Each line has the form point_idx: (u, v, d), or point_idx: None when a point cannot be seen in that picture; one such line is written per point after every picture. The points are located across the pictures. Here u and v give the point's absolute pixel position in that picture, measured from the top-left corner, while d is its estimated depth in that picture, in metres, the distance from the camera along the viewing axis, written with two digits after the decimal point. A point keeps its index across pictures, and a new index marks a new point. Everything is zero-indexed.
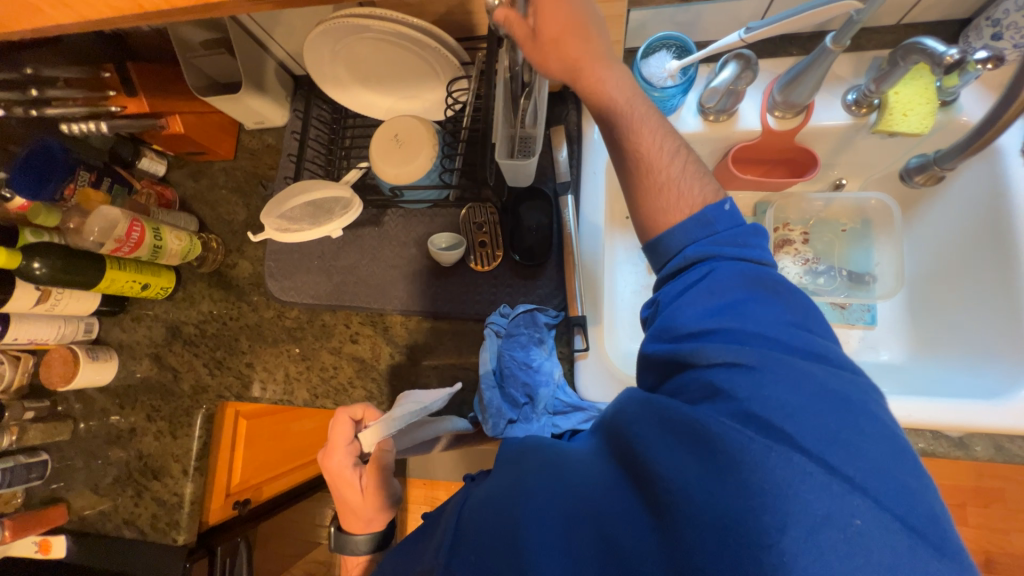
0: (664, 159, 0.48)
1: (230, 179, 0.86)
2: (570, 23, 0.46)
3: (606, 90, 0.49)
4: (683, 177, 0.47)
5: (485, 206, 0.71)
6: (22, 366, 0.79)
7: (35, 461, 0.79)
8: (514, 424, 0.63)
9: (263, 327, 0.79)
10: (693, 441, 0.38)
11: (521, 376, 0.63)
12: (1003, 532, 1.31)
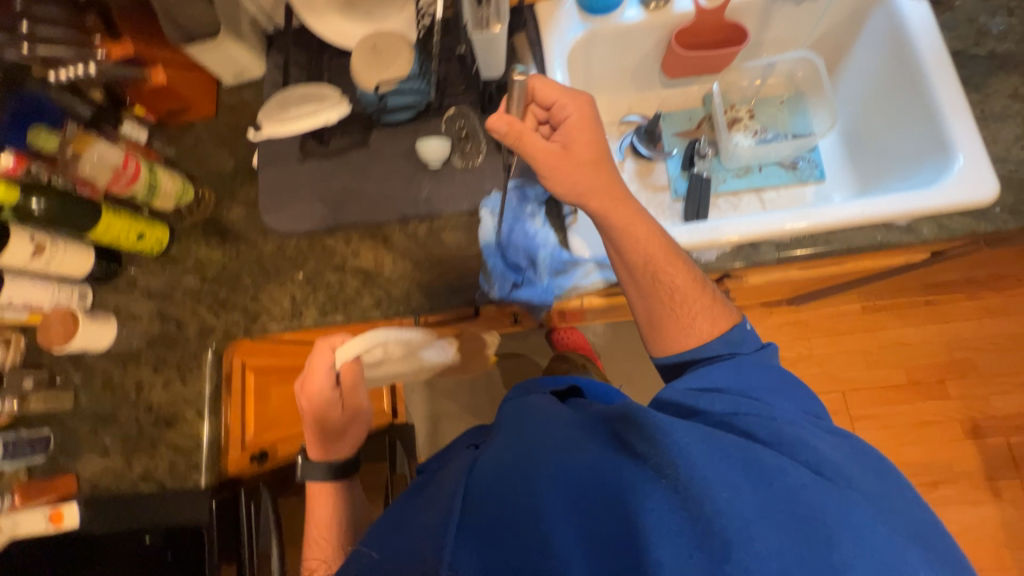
0: (697, 289, 0.63)
1: (213, 135, 0.89)
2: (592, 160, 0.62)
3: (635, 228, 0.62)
4: (709, 305, 0.63)
5: (466, 111, 0.79)
6: (13, 346, 0.78)
7: (38, 436, 0.77)
8: (520, 288, 0.68)
9: (264, 261, 0.81)
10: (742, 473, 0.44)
11: (519, 242, 0.68)
12: (982, 399, 1.42)
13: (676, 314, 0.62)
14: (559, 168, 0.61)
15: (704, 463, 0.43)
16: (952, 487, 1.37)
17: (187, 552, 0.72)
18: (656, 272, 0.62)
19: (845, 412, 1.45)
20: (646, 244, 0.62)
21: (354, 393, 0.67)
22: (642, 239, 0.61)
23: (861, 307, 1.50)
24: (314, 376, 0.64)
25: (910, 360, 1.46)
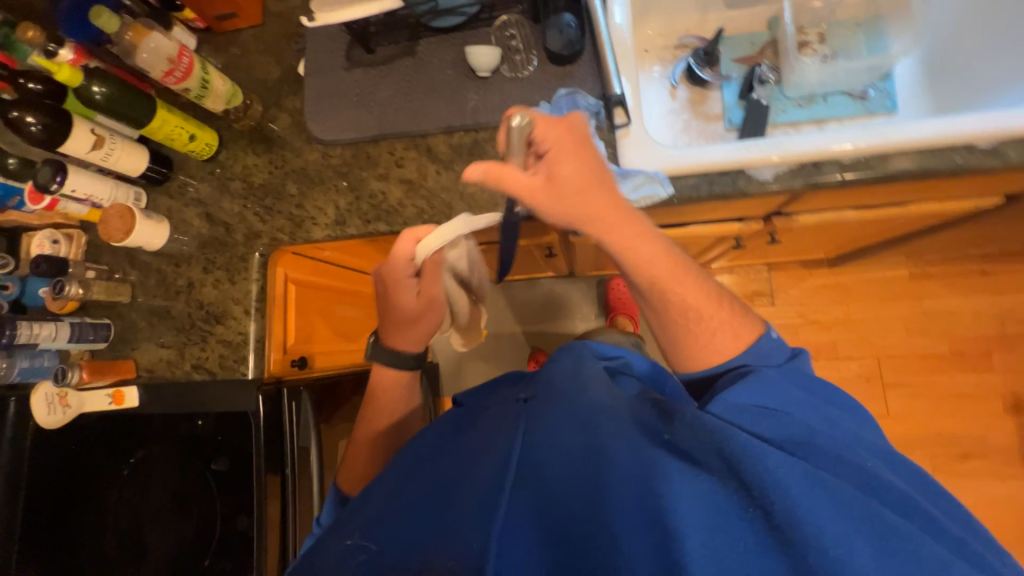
0: (712, 305, 0.64)
1: (259, 43, 0.88)
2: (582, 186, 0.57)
3: (635, 256, 0.60)
4: (727, 322, 0.64)
5: (516, 18, 0.76)
6: (76, 243, 0.85)
7: (100, 324, 0.82)
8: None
9: (309, 170, 0.82)
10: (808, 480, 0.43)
11: None
12: None
13: (696, 339, 0.64)
14: (536, 198, 0.57)
15: (803, 493, 0.41)
16: (983, 460, 1.34)
17: (237, 435, 0.77)
18: (668, 292, 0.62)
19: (878, 379, 1.42)
20: (651, 267, 0.60)
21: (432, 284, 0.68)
22: (649, 260, 0.60)
23: (907, 273, 1.44)
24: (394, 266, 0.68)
25: (955, 330, 1.39)
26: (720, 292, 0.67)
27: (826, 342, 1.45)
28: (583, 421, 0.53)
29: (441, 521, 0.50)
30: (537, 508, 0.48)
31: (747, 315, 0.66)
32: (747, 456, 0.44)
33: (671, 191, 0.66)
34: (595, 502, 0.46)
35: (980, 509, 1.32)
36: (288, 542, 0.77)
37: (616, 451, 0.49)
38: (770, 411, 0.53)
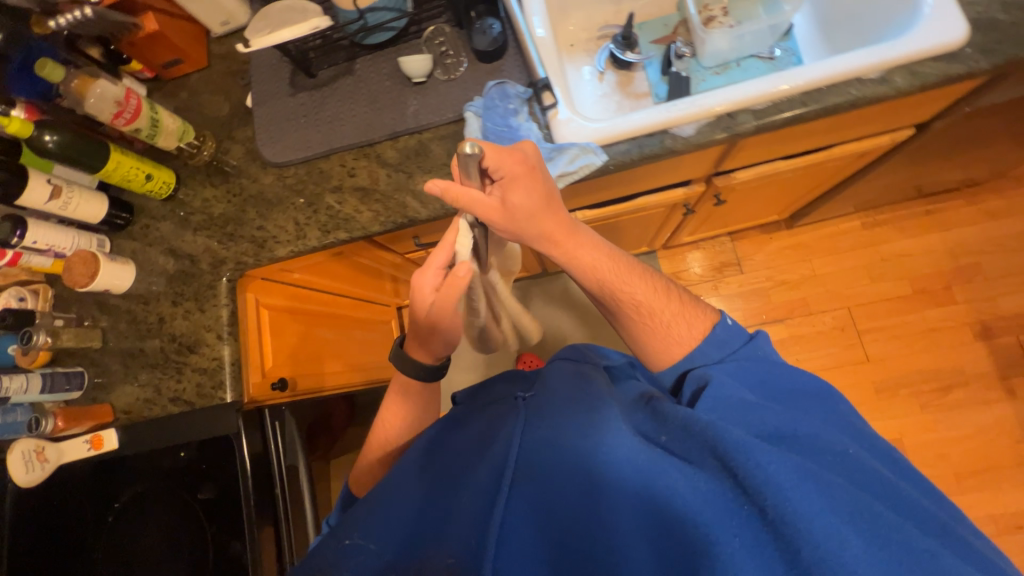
0: (661, 299, 0.70)
1: (207, 84, 0.93)
2: (539, 206, 0.64)
3: (579, 258, 0.69)
4: (680, 313, 0.70)
5: (444, 27, 0.81)
6: (42, 296, 0.85)
7: (73, 372, 0.82)
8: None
9: (266, 193, 0.85)
10: (796, 469, 0.46)
11: (504, 136, 0.72)
12: (991, 300, 1.41)
13: (648, 331, 0.70)
14: (510, 212, 0.62)
15: (791, 488, 0.45)
16: (965, 390, 1.38)
17: (218, 459, 0.77)
18: (615, 292, 0.69)
19: (853, 327, 1.46)
20: (597, 270, 0.69)
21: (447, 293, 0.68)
22: (591, 266, 0.69)
23: (860, 223, 1.51)
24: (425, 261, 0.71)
25: (913, 270, 1.46)
26: (668, 284, 0.73)
27: (797, 300, 1.51)
28: (580, 418, 0.57)
29: (443, 524, 0.53)
30: (534, 506, 0.51)
31: (701, 305, 0.72)
32: (737, 449, 0.48)
33: (605, 158, 0.71)
34: (587, 495, 0.50)
35: (972, 438, 1.35)
36: (284, 553, 0.78)
37: (610, 446, 0.52)
38: (750, 399, 0.57)
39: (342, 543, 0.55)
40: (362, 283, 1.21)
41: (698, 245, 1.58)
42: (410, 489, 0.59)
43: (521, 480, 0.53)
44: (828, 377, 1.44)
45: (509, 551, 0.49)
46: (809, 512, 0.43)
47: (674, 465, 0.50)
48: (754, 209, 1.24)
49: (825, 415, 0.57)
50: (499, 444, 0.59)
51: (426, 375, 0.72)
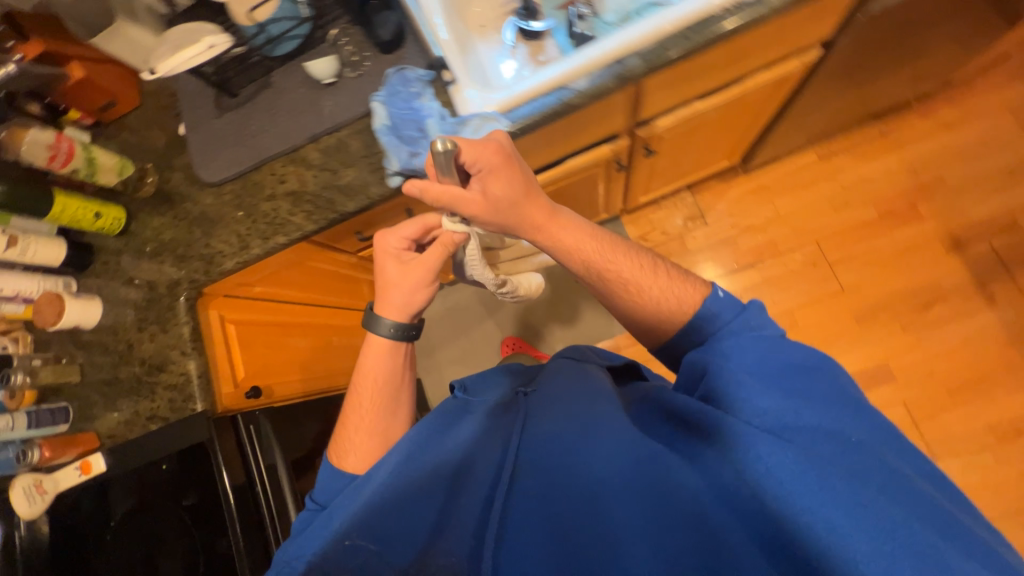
0: (649, 276, 0.67)
1: (144, 121, 0.98)
2: (519, 194, 0.66)
3: (561, 240, 0.70)
4: (673, 285, 0.66)
5: (346, 27, 0.85)
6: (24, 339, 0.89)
7: (57, 408, 0.88)
8: (418, 157, 0.74)
9: (208, 212, 0.89)
10: (794, 468, 0.45)
11: (408, 118, 0.75)
12: (958, 211, 1.40)
13: (639, 309, 0.66)
14: (492, 205, 0.67)
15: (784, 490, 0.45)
16: (945, 304, 1.37)
17: (196, 466, 0.81)
18: (601, 271, 0.68)
19: (824, 261, 1.46)
20: (580, 252, 0.69)
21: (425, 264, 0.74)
22: (573, 246, 0.69)
23: (816, 156, 1.51)
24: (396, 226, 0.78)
25: (875, 194, 1.46)
26: (655, 260, 0.69)
27: (765, 243, 1.51)
28: (579, 418, 0.58)
29: (444, 524, 0.54)
30: (537, 503, 0.52)
31: (691, 280, 0.66)
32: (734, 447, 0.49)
33: (508, 122, 0.74)
34: (584, 490, 0.51)
35: (958, 351, 1.34)
36: (269, 541, 0.83)
37: (605, 447, 0.54)
38: (762, 377, 0.52)
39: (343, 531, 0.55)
40: (330, 290, 1.25)
41: (659, 204, 1.59)
42: (418, 471, 0.59)
43: (520, 474, 0.55)
44: (806, 314, 1.44)
45: (512, 547, 0.50)
46: (801, 513, 0.44)
47: (670, 461, 0.51)
48: (698, 157, 1.25)
49: (830, 390, 0.51)
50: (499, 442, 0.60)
51: (401, 332, 0.75)
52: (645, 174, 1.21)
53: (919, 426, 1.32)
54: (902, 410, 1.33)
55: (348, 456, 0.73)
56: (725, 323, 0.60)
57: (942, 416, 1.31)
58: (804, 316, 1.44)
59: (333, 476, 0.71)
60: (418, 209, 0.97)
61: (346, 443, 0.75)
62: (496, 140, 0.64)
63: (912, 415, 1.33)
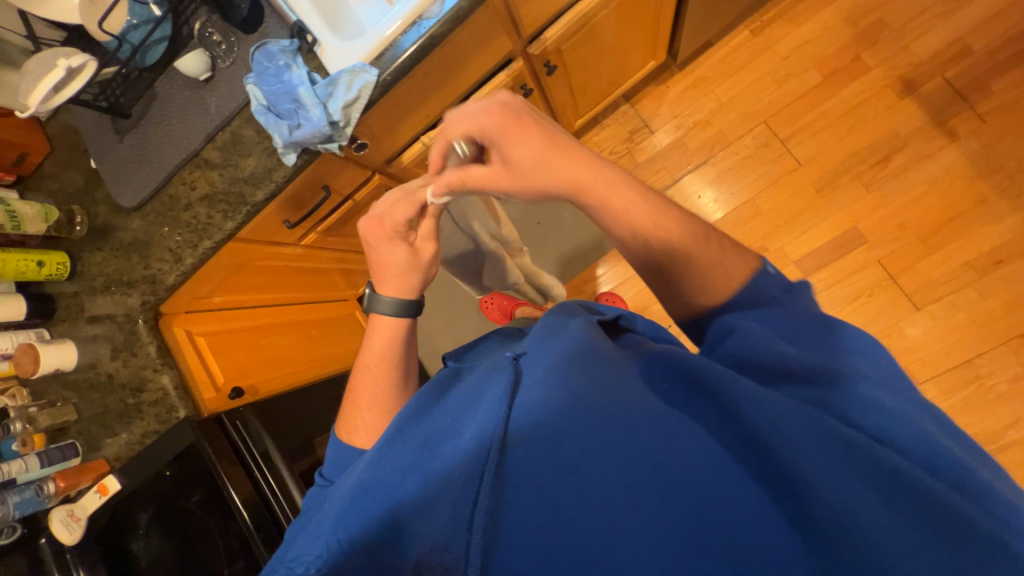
0: (707, 249, 0.50)
1: (57, 164, 1.00)
2: (534, 152, 0.51)
3: (601, 197, 0.50)
4: (726, 259, 0.50)
5: (206, 17, 0.86)
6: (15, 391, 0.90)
7: (65, 444, 0.91)
8: (300, 128, 0.76)
9: (138, 236, 0.93)
10: (840, 440, 0.37)
11: (280, 92, 0.77)
12: (904, 52, 1.35)
13: (692, 285, 0.50)
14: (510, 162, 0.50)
15: (843, 488, 0.35)
16: (906, 152, 1.32)
17: (195, 464, 0.90)
18: (652, 243, 0.50)
19: (776, 139, 1.42)
20: (629, 215, 0.50)
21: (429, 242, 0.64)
22: (624, 211, 0.50)
23: (749, 33, 1.45)
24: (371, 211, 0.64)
25: (816, 57, 1.41)
26: (711, 228, 0.52)
27: (715, 136, 1.46)
28: (588, 375, 0.44)
29: (425, 522, 0.42)
30: (534, 489, 0.41)
31: (744, 251, 0.52)
32: (766, 415, 0.39)
33: (377, 72, 0.75)
34: (585, 469, 0.40)
35: (927, 196, 1.30)
36: (277, 514, 0.91)
37: (622, 413, 0.41)
38: (803, 345, 0.45)
39: (307, 538, 0.44)
40: (293, 285, 1.28)
41: (602, 124, 1.55)
42: (391, 460, 0.46)
43: (511, 455, 0.42)
44: (767, 197, 1.41)
45: (497, 551, 0.39)
46: (848, 495, 0.35)
47: (697, 436, 0.40)
48: (617, 63, 1.22)
49: (896, 376, 0.43)
50: (486, 412, 0.46)
51: (412, 311, 0.64)
52: (565, 93, 1.19)
53: (897, 280, 1.30)
54: (878, 269, 1.31)
55: (359, 433, 0.61)
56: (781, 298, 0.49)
57: (920, 265, 1.29)
58: (765, 199, 1.41)
59: (343, 454, 0.60)
60: (337, 183, 0.97)
61: (358, 421, 0.62)
62: (483, 99, 0.53)
63: (889, 272, 1.30)
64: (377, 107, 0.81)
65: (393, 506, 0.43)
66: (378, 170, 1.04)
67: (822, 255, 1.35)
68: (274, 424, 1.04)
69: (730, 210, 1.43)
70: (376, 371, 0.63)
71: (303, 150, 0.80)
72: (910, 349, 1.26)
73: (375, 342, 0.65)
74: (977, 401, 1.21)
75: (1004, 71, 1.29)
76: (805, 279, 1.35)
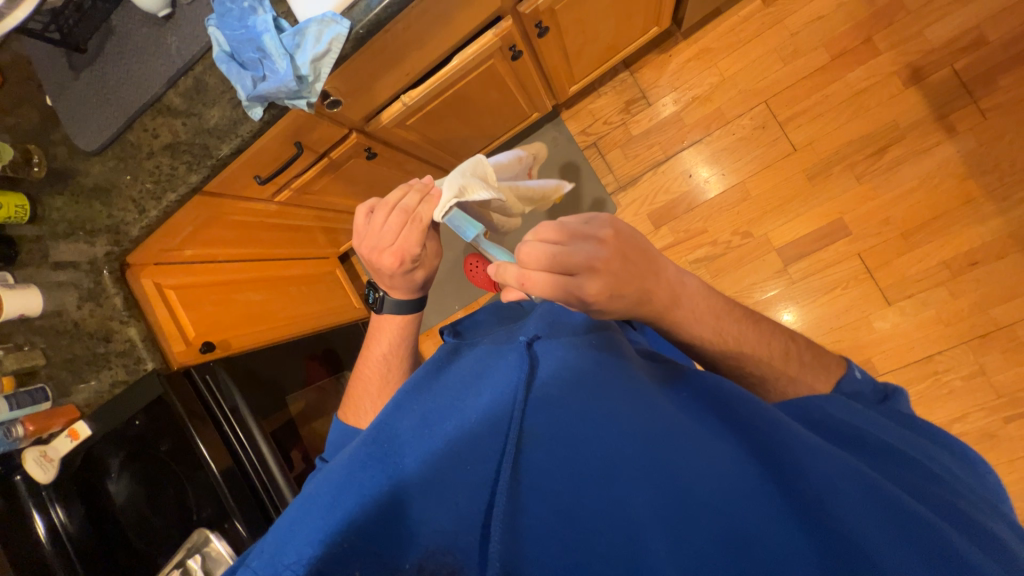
0: (783, 363, 0.55)
1: (11, 98, 0.95)
2: (637, 297, 0.48)
3: (690, 329, 0.54)
4: (807, 369, 0.56)
5: None
6: None
7: (34, 389, 0.90)
8: (265, 81, 0.72)
9: (100, 183, 0.89)
10: (851, 471, 0.43)
11: (244, 38, 0.72)
12: (917, 36, 1.29)
13: (740, 379, 0.57)
14: (613, 303, 0.47)
15: (853, 506, 0.40)
16: (902, 145, 1.29)
17: (164, 417, 0.91)
18: (722, 357, 0.56)
19: (774, 121, 1.38)
20: (716, 336, 0.55)
21: (432, 257, 0.69)
22: (707, 329, 0.54)
23: (760, 3, 1.38)
24: (367, 232, 0.64)
25: (826, 36, 1.35)
26: (788, 338, 0.58)
27: (713, 112, 1.41)
28: (620, 381, 0.49)
29: (433, 511, 0.42)
30: (554, 483, 0.43)
31: (829, 361, 0.57)
32: (786, 440, 0.44)
33: (349, 23, 0.70)
34: (619, 459, 0.43)
35: (917, 191, 1.29)
36: (246, 466, 0.94)
37: (649, 420, 0.45)
38: (833, 401, 0.51)
39: (298, 520, 0.43)
40: (270, 240, 1.26)
41: (599, 91, 1.49)
42: (399, 437, 0.48)
43: (530, 448, 0.45)
44: (758, 182, 1.38)
45: (519, 523, 0.41)
46: (862, 519, 0.39)
47: (720, 444, 0.45)
48: (616, 28, 1.15)
49: (916, 448, 0.48)
50: (498, 397, 0.49)
51: (416, 309, 0.74)
52: (558, 56, 1.12)
53: (874, 275, 1.31)
54: (856, 262, 1.32)
55: (367, 416, 0.71)
56: (839, 388, 0.55)
57: (898, 262, 1.30)
58: (756, 184, 1.38)
59: (348, 433, 0.70)
60: (312, 140, 0.93)
61: (365, 403, 0.73)
62: (593, 282, 0.45)
63: (866, 266, 1.31)
64: (351, 62, 0.77)
65: (393, 484, 0.44)
66: (355, 127, 0.99)
67: (804, 244, 1.35)
68: (246, 378, 1.05)
69: (720, 192, 1.41)
70: (386, 359, 0.75)
71: (271, 104, 0.76)
72: (876, 342, 1.30)
73: (383, 337, 0.75)
74: (930, 395, 1.26)
75: (1017, 65, 1.24)
76: (785, 267, 1.36)
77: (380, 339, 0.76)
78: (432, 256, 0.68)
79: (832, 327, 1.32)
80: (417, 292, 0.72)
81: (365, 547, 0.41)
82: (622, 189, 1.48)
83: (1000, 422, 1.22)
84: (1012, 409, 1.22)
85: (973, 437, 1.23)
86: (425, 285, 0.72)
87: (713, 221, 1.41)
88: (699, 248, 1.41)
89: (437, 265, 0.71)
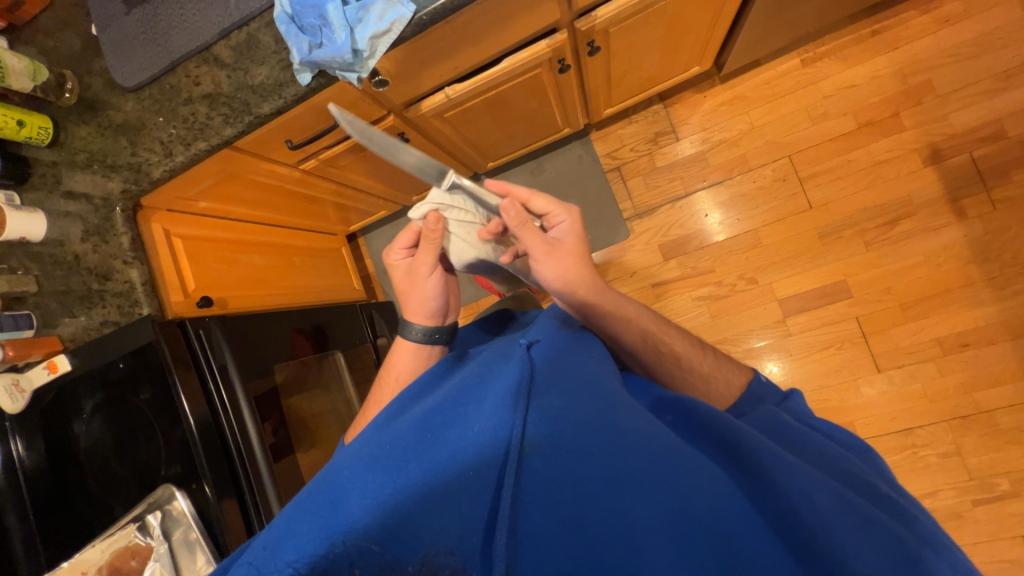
0: (707, 359, 0.68)
1: (57, 21, 0.94)
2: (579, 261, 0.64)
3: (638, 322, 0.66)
4: (723, 370, 0.67)
5: None
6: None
7: (20, 314, 0.84)
8: (321, 48, 0.73)
9: (130, 120, 0.89)
10: (826, 486, 0.45)
11: (307, 2, 0.73)
12: (943, 120, 1.34)
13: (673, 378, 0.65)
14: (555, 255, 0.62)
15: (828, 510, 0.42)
16: (914, 220, 1.33)
17: (148, 365, 0.87)
18: (657, 343, 0.66)
19: (795, 176, 1.41)
20: (637, 323, 0.65)
21: (421, 271, 0.70)
22: (635, 318, 0.65)
23: (800, 61, 1.43)
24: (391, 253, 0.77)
25: (857, 104, 1.39)
26: (702, 342, 0.71)
27: (738, 157, 1.45)
28: (613, 397, 0.50)
29: (433, 515, 0.41)
30: (558, 496, 0.43)
31: (738, 368, 0.68)
32: (770, 455, 0.46)
33: (414, 8, 0.71)
34: (620, 475, 0.43)
35: (921, 267, 1.32)
36: (224, 429, 0.92)
37: (645, 435, 0.46)
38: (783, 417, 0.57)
39: (297, 518, 0.42)
40: (281, 207, 1.26)
41: (631, 118, 1.52)
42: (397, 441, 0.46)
43: (531, 457, 0.44)
44: (771, 232, 1.41)
45: (526, 539, 0.41)
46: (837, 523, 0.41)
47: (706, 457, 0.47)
48: (662, 60, 1.18)
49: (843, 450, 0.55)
50: (497, 405, 0.47)
51: (428, 336, 0.73)
52: (601, 78, 1.15)
53: (868, 340, 1.33)
54: (853, 325, 1.35)
55: None
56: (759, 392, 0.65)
57: (893, 331, 1.32)
58: (769, 233, 1.41)
59: None
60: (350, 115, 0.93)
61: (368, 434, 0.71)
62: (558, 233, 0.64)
63: (863, 330, 1.34)
64: (408, 46, 0.77)
65: (396, 488, 0.42)
66: (394, 111, 0.99)
67: (805, 299, 1.38)
68: (238, 337, 1.03)
69: (731, 235, 1.43)
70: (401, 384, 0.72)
71: (320, 71, 0.77)
72: (861, 406, 1.32)
73: (395, 371, 0.73)
74: (905, 467, 1.28)
75: None
76: (783, 318, 1.38)
77: (391, 370, 0.74)
78: (418, 270, 0.71)
79: (821, 384, 1.34)
80: (421, 311, 0.73)
81: (367, 548, 0.39)
82: (638, 216, 1.50)
83: (968, 503, 1.24)
84: (981, 493, 1.23)
85: (940, 514, 1.25)
86: (426, 307, 0.72)
87: (722, 263, 1.43)
88: (704, 286, 1.44)
89: (428, 282, 0.71)
